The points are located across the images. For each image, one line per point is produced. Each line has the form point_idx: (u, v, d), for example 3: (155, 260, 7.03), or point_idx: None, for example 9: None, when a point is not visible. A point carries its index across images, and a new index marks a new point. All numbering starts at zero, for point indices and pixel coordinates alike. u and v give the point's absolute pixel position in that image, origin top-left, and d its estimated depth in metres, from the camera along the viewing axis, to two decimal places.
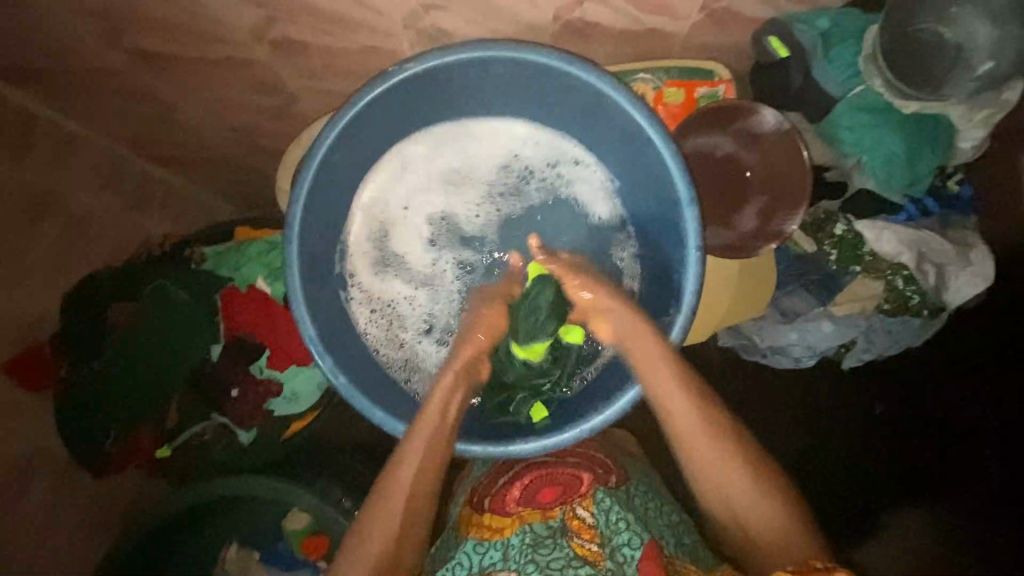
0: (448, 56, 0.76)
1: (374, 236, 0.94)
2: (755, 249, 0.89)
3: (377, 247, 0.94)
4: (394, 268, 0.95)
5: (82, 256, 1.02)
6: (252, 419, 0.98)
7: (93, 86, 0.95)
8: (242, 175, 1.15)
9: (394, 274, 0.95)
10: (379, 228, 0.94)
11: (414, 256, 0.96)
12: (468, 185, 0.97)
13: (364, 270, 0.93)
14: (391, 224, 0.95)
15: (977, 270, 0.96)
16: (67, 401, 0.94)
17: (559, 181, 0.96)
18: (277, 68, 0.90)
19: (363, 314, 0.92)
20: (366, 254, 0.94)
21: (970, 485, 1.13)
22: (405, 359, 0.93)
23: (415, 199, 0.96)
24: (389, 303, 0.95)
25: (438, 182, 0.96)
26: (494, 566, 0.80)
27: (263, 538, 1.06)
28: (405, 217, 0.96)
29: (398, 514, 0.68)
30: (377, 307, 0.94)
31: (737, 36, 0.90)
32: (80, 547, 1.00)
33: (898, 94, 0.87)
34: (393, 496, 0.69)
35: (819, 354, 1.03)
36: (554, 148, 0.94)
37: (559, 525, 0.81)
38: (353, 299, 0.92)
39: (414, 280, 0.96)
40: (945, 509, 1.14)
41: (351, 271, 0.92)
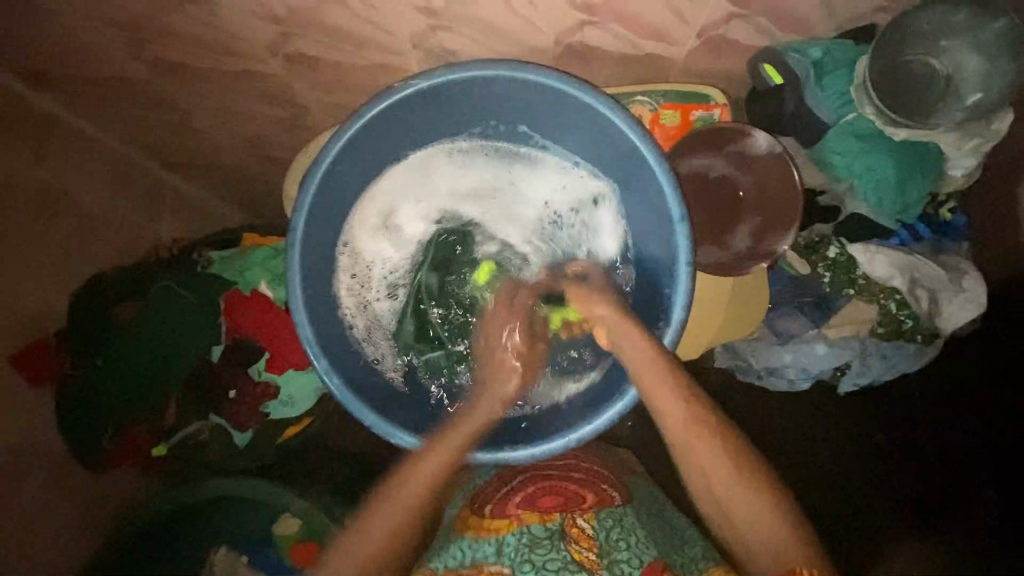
0: (451, 74, 0.79)
1: (385, 206, 0.96)
2: (744, 267, 0.91)
3: (382, 215, 0.96)
4: (387, 236, 0.98)
5: (92, 255, 1.05)
6: (248, 421, 1.00)
7: (114, 93, 0.99)
8: (250, 184, 1.20)
9: (382, 242, 0.97)
10: (394, 195, 0.96)
11: (413, 226, 1.00)
12: (484, 177, 0.99)
13: (365, 234, 0.95)
14: (410, 195, 0.98)
15: (971, 296, 0.98)
16: (69, 395, 0.96)
17: (568, 221, 1.00)
18: (289, 81, 0.94)
19: (343, 277, 0.92)
20: (373, 214, 0.95)
21: (970, 509, 1.12)
22: (365, 335, 0.94)
23: (436, 180, 0.98)
24: (376, 281, 0.98)
25: (461, 175, 0.99)
26: (487, 559, 0.81)
27: (255, 543, 1.04)
28: (418, 197, 0.99)
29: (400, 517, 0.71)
30: (357, 274, 0.95)
31: (734, 63, 0.93)
32: (72, 542, 1.00)
33: (888, 122, 0.89)
34: (391, 513, 0.71)
35: (813, 376, 1.04)
36: (568, 182, 0.97)
37: (558, 529, 0.83)
38: (341, 259, 0.92)
39: (402, 249, 1.00)
40: (945, 531, 1.13)
41: (347, 236, 0.92)
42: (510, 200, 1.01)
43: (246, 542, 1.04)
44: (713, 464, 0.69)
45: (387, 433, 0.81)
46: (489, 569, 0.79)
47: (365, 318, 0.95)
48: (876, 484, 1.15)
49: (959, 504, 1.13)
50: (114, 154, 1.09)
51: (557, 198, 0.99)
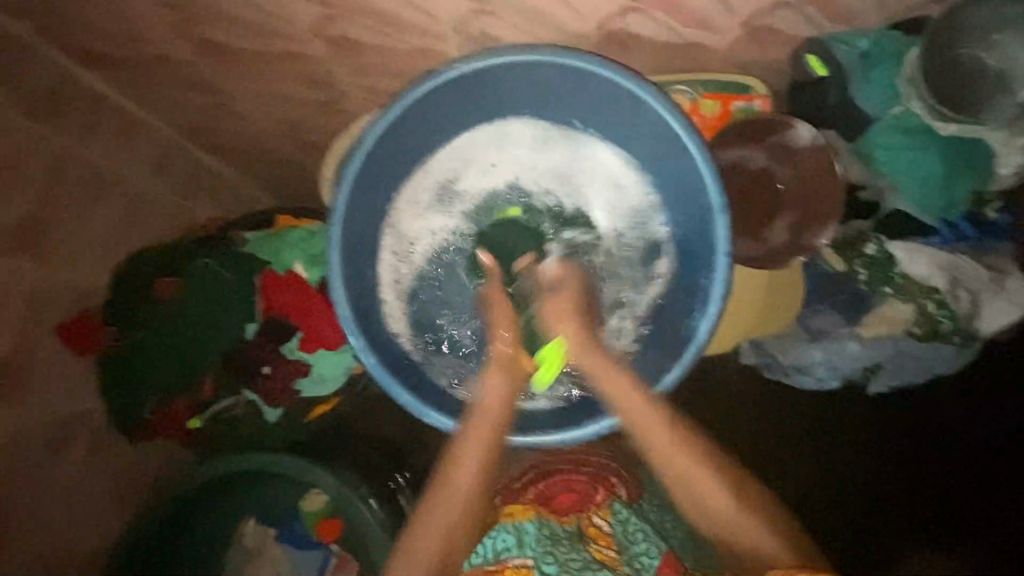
0: (492, 58, 0.79)
1: (439, 179, 0.97)
2: (781, 261, 0.91)
3: (435, 188, 0.97)
4: (437, 208, 0.99)
5: (133, 232, 1.08)
6: (280, 398, 1.02)
7: (158, 73, 1.01)
8: (284, 168, 1.21)
9: (434, 215, 0.99)
10: (448, 170, 0.97)
11: (464, 204, 1.00)
12: (540, 161, 0.99)
13: (412, 207, 0.97)
14: (464, 173, 0.98)
15: (1013, 298, 0.95)
16: (112, 367, 1.00)
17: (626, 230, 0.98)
18: (330, 64, 0.95)
19: (387, 249, 0.95)
20: (426, 187, 0.97)
21: (1002, 514, 1.10)
22: (403, 311, 0.96)
23: (492, 161, 0.99)
24: (418, 257, 0.99)
25: (519, 160, 0.99)
26: (509, 552, 0.80)
27: (281, 515, 1.08)
28: (473, 177, 0.99)
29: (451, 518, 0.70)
30: (402, 248, 0.97)
31: (777, 54, 0.91)
32: (106, 509, 1.03)
33: (937, 116, 0.87)
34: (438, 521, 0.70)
35: (843, 376, 1.02)
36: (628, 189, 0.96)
37: (575, 531, 0.82)
38: (387, 232, 0.95)
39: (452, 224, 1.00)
40: (981, 539, 1.11)
41: (393, 209, 0.94)
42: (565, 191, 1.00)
43: (269, 517, 1.08)
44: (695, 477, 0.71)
45: (420, 412, 0.82)
46: (513, 564, 0.79)
47: (404, 294, 0.97)
48: (904, 486, 1.14)
49: (990, 508, 1.11)
50: (154, 134, 1.12)
51: (608, 190, 0.97)
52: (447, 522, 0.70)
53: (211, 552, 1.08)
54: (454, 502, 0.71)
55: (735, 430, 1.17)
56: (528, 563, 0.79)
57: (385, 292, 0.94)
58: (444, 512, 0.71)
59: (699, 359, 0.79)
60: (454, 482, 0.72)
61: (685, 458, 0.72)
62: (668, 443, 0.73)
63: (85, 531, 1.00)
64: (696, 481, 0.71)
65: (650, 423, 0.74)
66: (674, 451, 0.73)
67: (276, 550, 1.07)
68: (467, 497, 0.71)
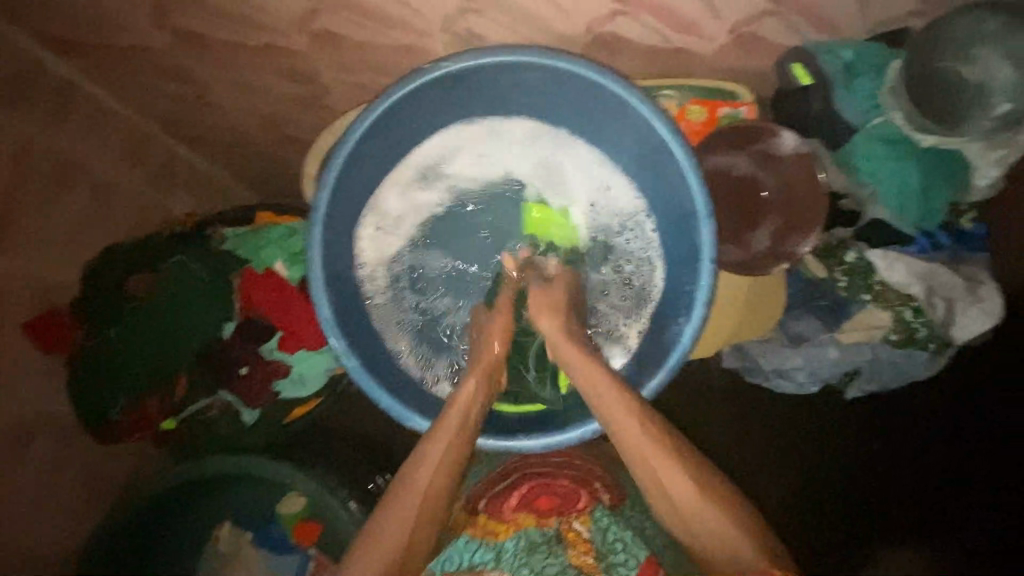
0: (480, 58, 0.78)
1: (425, 168, 0.95)
2: (760, 267, 0.92)
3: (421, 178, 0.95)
4: (421, 197, 0.97)
5: (106, 225, 1.05)
6: (258, 400, 1.00)
7: (134, 62, 0.97)
8: (266, 163, 1.19)
9: (419, 207, 0.98)
10: (434, 162, 0.95)
11: (449, 197, 0.99)
12: (528, 158, 0.97)
13: (396, 196, 0.95)
14: (451, 165, 0.96)
15: (987, 306, 0.98)
16: (81, 366, 0.96)
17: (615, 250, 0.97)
18: (313, 59, 0.93)
19: (366, 239, 0.93)
20: (412, 178, 0.95)
21: (979, 514, 1.13)
22: (384, 308, 0.95)
23: (480, 156, 0.97)
24: (397, 250, 0.97)
25: (508, 158, 0.97)
26: (486, 565, 0.78)
27: (257, 520, 1.05)
28: (459, 171, 0.97)
29: (408, 520, 0.65)
30: (385, 239, 0.96)
31: (763, 62, 0.92)
32: (74, 512, 1.00)
33: (916, 128, 0.89)
34: (394, 523, 0.65)
35: (822, 380, 1.03)
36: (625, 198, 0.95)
37: (553, 535, 0.81)
38: (365, 221, 0.93)
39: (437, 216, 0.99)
40: (961, 538, 1.13)
41: (374, 197, 0.92)
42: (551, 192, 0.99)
43: (244, 521, 1.06)
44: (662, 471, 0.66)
45: (401, 416, 0.81)
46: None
47: (385, 289, 0.95)
48: (882, 488, 1.16)
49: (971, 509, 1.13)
50: (130, 126, 1.08)
51: (599, 193, 0.97)
52: (406, 516, 0.66)
53: (183, 556, 1.05)
54: (415, 495, 0.67)
55: (717, 433, 1.18)
56: None
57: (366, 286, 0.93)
58: (404, 506, 0.66)
59: (683, 365, 0.79)
60: (422, 465, 0.69)
61: (664, 458, 0.67)
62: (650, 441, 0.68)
63: (52, 535, 0.97)
64: (675, 484, 0.66)
65: (630, 426, 0.69)
66: (651, 450, 0.67)
67: (252, 554, 1.05)
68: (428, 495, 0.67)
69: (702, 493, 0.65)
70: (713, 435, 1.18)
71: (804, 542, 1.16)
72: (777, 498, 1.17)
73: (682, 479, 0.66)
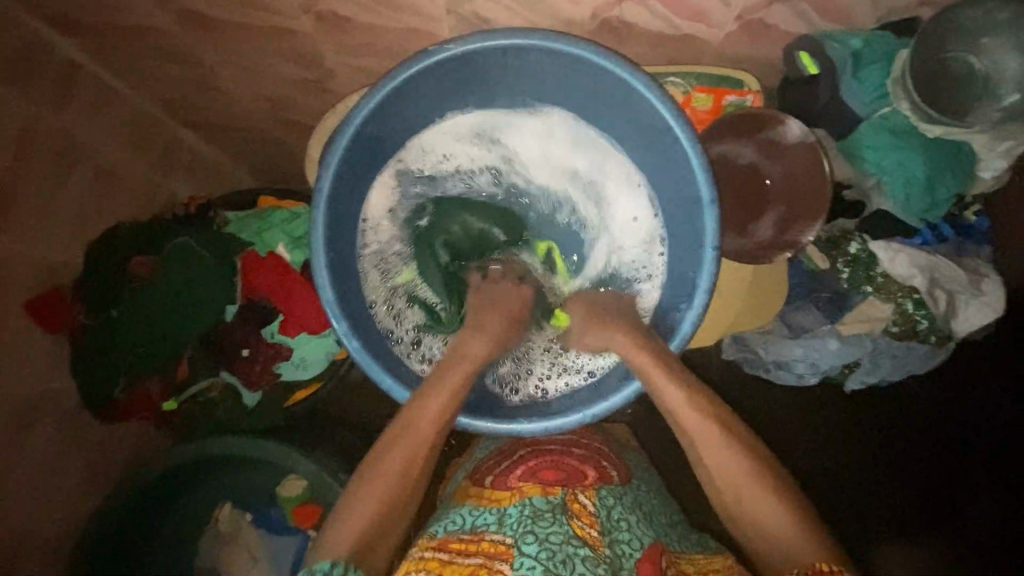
0: (486, 40, 0.78)
1: (473, 128, 0.95)
2: (766, 258, 0.92)
3: (465, 135, 0.96)
4: (461, 145, 0.97)
5: (109, 208, 1.05)
6: (260, 381, 1.01)
7: (138, 44, 0.97)
8: (268, 148, 1.19)
9: (451, 155, 0.97)
10: (479, 121, 0.95)
11: (479, 156, 0.99)
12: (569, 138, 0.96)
13: (436, 142, 0.95)
14: (493, 128, 0.96)
15: (989, 300, 0.97)
16: (83, 345, 0.97)
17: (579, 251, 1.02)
18: (317, 42, 0.93)
19: (390, 185, 0.94)
20: (455, 131, 0.95)
21: (980, 507, 1.13)
22: (380, 264, 0.95)
23: (523, 128, 0.96)
24: (417, 203, 0.99)
25: (541, 142, 0.98)
26: (487, 527, 0.77)
27: (257, 503, 1.07)
28: (506, 131, 0.96)
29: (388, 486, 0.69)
30: (409, 186, 0.97)
31: (770, 51, 0.91)
32: (74, 492, 1.01)
33: (924, 117, 0.89)
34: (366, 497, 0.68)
35: (823, 372, 1.04)
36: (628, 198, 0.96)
37: (559, 503, 0.79)
38: (401, 159, 0.94)
39: (464, 173, 1.00)
40: (957, 531, 1.13)
41: (414, 137, 0.93)
42: (569, 181, 1.01)
43: (244, 502, 1.07)
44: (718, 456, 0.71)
45: (403, 399, 0.81)
46: (490, 538, 0.75)
47: (388, 245, 0.96)
48: (876, 478, 1.16)
49: (968, 501, 1.13)
50: (133, 108, 1.08)
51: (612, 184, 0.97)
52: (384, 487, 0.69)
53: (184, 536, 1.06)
54: (403, 457, 0.71)
55: None
56: (507, 541, 0.75)
57: (368, 239, 0.93)
58: (395, 465, 0.71)
59: (683, 349, 0.80)
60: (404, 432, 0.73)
61: (715, 446, 0.71)
62: (705, 432, 0.72)
63: (54, 513, 0.98)
64: (721, 470, 0.71)
65: (685, 413, 0.73)
66: (706, 440, 0.72)
67: (251, 534, 1.06)
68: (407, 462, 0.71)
69: (753, 483, 0.68)
70: None
71: None
72: None
73: (733, 464, 0.70)
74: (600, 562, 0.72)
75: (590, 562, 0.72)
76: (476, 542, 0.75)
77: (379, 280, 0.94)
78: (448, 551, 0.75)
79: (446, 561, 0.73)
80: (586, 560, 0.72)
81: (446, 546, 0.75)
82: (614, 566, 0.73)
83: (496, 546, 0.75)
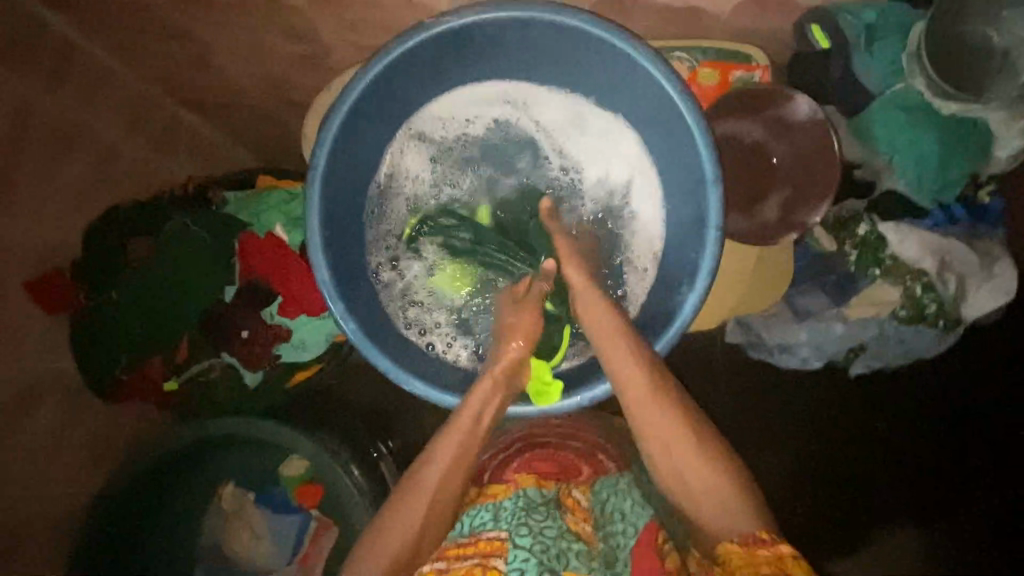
0: (483, 13, 0.75)
1: (495, 96, 0.92)
2: (771, 239, 0.90)
3: (488, 108, 0.93)
4: (477, 117, 0.93)
5: (108, 188, 1.04)
6: (259, 362, 1.01)
7: (135, 22, 0.96)
8: (268, 129, 1.18)
9: (464, 127, 0.94)
10: (496, 93, 0.92)
11: (490, 131, 0.94)
12: (588, 117, 0.92)
13: (450, 115, 0.92)
14: (509, 102, 0.92)
15: (999, 283, 0.96)
16: (88, 325, 0.98)
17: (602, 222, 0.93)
18: (314, 17, 0.91)
19: (397, 155, 0.92)
20: (471, 103, 0.92)
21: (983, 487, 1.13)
22: (378, 238, 0.92)
23: (541, 104, 0.92)
24: (424, 177, 0.95)
25: (570, 121, 0.93)
26: (485, 525, 0.76)
27: (260, 482, 1.07)
28: (522, 106, 0.93)
29: (417, 522, 0.68)
30: (418, 158, 0.94)
31: (780, 26, 0.88)
32: (78, 471, 1.02)
33: (939, 94, 0.85)
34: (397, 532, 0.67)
35: (828, 355, 1.01)
36: (643, 191, 0.91)
37: (553, 497, 0.80)
38: (412, 128, 0.91)
39: (475, 148, 0.95)
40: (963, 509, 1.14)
41: (427, 104, 0.90)
42: (603, 160, 0.93)
43: (248, 482, 1.08)
44: (681, 446, 0.69)
45: (400, 380, 0.80)
46: (486, 536, 0.74)
47: (389, 220, 0.93)
48: (883, 464, 1.15)
49: (970, 479, 1.14)
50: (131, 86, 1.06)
51: (625, 171, 0.92)
52: (413, 518, 0.68)
53: (188, 515, 1.08)
54: (424, 496, 0.69)
55: (717, 407, 1.17)
56: (502, 535, 0.73)
57: (370, 208, 0.91)
58: (417, 506, 0.69)
59: (683, 334, 0.78)
60: (433, 465, 0.70)
61: (679, 436, 0.70)
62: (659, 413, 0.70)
63: (58, 492, 0.99)
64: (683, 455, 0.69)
65: (638, 399, 0.71)
66: (666, 429, 0.70)
67: (255, 512, 1.07)
68: (437, 495, 0.69)
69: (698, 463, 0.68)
70: (713, 409, 1.17)
71: (803, 527, 1.16)
72: (774, 475, 1.17)
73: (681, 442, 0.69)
74: (595, 557, 0.73)
75: (585, 557, 0.72)
76: (473, 543, 0.74)
77: (375, 253, 0.92)
78: (445, 556, 0.73)
79: (443, 568, 0.72)
80: (581, 555, 0.72)
81: (443, 554, 0.73)
82: (609, 559, 0.74)
83: (492, 543, 0.73)
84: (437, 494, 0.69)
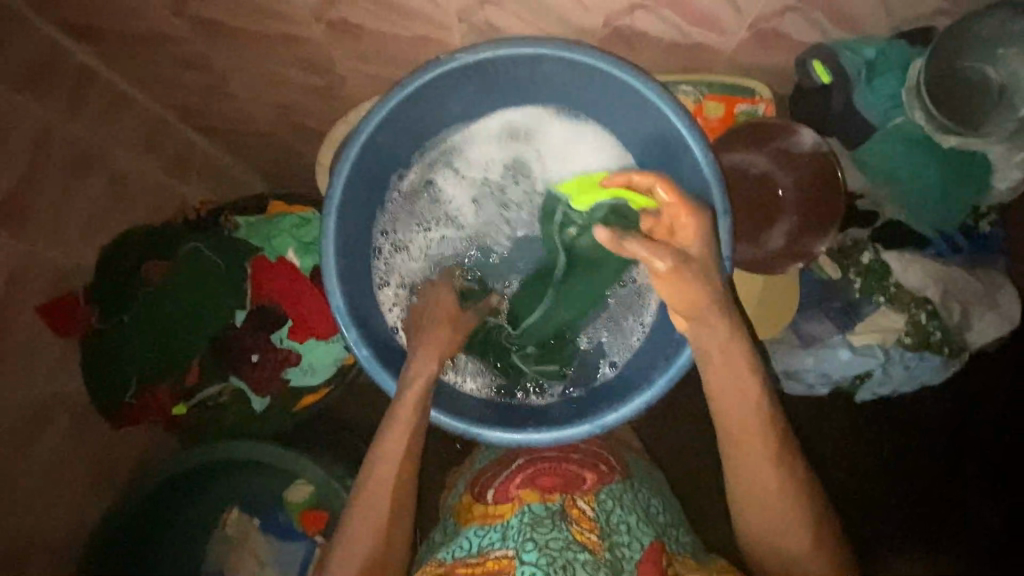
0: (496, 50, 0.78)
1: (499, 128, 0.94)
2: (781, 267, 0.94)
3: (494, 137, 0.95)
4: (481, 149, 0.96)
5: (121, 213, 1.06)
6: (269, 385, 1.01)
7: (154, 52, 0.98)
8: (278, 154, 1.20)
9: (469, 158, 0.96)
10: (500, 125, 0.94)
11: (495, 161, 0.97)
12: (591, 146, 0.94)
13: (458, 146, 0.94)
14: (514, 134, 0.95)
15: (1003, 312, 0.97)
16: (98, 347, 0.98)
17: None
18: (329, 49, 0.93)
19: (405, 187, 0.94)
20: (478, 136, 0.94)
21: (991, 513, 1.12)
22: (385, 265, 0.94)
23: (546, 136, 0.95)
24: (432, 206, 0.97)
25: (577, 151, 0.95)
26: (494, 545, 0.74)
27: (265, 507, 1.07)
28: (525, 138, 0.95)
29: (379, 516, 0.72)
30: (424, 188, 0.96)
31: (783, 59, 0.91)
32: (82, 496, 1.01)
33: (938, 128, 0.88)
34: (363, 531, 0.71)
35: (832, 382, 1.01)
36: None
37: (559, 509, 0.77)
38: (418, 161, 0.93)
39: (480, 178, 0.98)
40: (970, 538, 1.12)
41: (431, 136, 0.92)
42: None
43: (253, 506, 1.08)
44: (762, 472, 0.71)
45: None
46: (493, 555, 0.73)
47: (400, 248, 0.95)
48: (889, 490, 1.15)
49: (979, 505, 1.13)
50: (145, 112, 1.08)
51: None
52: (374, 513, 0.71)
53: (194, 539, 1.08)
54: (385, 492, 0.72)
55: None
56: (509, 554, 0.72)
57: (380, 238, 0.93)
58: (378, 499, 0.72)
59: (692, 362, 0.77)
60: (380, 479, 0.72)
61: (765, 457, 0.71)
62: (747, 429, 0.71)
63: (61, 518, 0.98)
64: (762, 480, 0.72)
65: (731, 400, 0.71)
66: (751, 443, 0.71)
67: (261, 537, 1.07)
68: (394, 490, 0.72)
69: (791, 502, 0.71)
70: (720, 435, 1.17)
71: None
72: None
73: (773, 479, 0.71)
74: (600, 566, 0.71)
75: (591, 567, 0.70)
76: (483, 564, 0.73)
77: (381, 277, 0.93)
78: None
79: None
80: (586, 564, 0.70)
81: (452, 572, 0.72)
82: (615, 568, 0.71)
83: (500, 562, 0.72)
84: (395, 487, 0.72)
